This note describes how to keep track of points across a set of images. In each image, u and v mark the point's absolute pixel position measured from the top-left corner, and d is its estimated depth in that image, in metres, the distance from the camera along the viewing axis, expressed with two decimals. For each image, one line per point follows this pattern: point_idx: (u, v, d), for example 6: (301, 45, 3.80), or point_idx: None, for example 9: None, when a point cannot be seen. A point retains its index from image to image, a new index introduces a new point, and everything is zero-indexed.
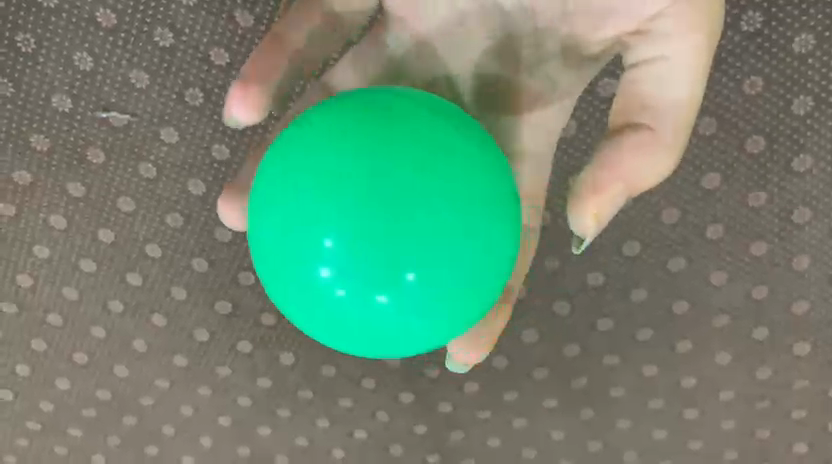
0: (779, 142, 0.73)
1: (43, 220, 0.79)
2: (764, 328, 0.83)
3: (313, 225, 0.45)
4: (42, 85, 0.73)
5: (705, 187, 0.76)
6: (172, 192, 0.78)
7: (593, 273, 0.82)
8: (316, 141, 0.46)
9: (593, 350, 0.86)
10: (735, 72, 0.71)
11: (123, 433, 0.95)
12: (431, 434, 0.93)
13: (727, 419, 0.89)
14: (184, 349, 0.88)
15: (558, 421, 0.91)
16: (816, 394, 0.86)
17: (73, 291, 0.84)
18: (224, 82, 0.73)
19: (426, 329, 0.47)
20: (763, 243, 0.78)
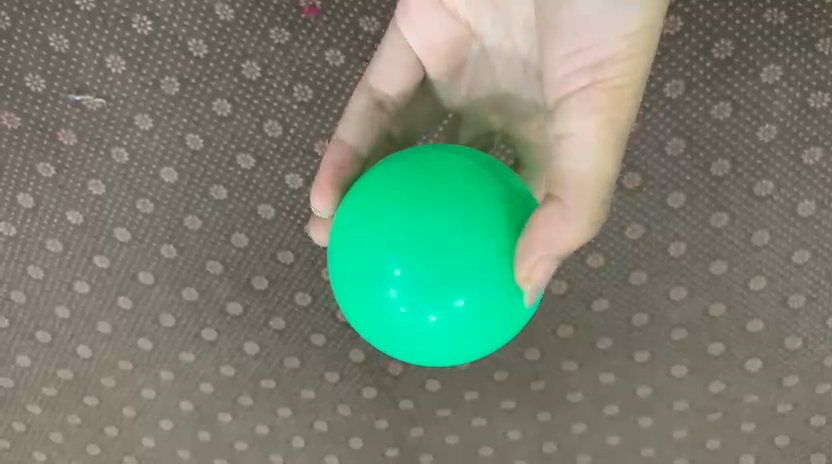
0: (743, 167, 0.75)
1: (11, 197, 0.79)
2: (720, 344, 0.84)
3: (379, 245, 0.48)
4: (15, 63, 0.72)
5: (670, 205, 0.78)
6: (144, 178, 0.78)
7: (556, 281, 0.83)
8: (387, 171, 0.51)
9: (552, 357, 0.89)
10: (704, 95, 0.73)
11: (82, 413, 0.95)
12: (391, 429, 0.93)
13: (680, 428, 0.91)
14: (149, 333, 0.88)
15: (515, 421, 0.93)
16: (766, 410, 0.87)
17: (38, 271, 0.84)
18: (201, 73, 0.73)
19: (467, 348, 0.51)
20: (723, 262, 0.80)
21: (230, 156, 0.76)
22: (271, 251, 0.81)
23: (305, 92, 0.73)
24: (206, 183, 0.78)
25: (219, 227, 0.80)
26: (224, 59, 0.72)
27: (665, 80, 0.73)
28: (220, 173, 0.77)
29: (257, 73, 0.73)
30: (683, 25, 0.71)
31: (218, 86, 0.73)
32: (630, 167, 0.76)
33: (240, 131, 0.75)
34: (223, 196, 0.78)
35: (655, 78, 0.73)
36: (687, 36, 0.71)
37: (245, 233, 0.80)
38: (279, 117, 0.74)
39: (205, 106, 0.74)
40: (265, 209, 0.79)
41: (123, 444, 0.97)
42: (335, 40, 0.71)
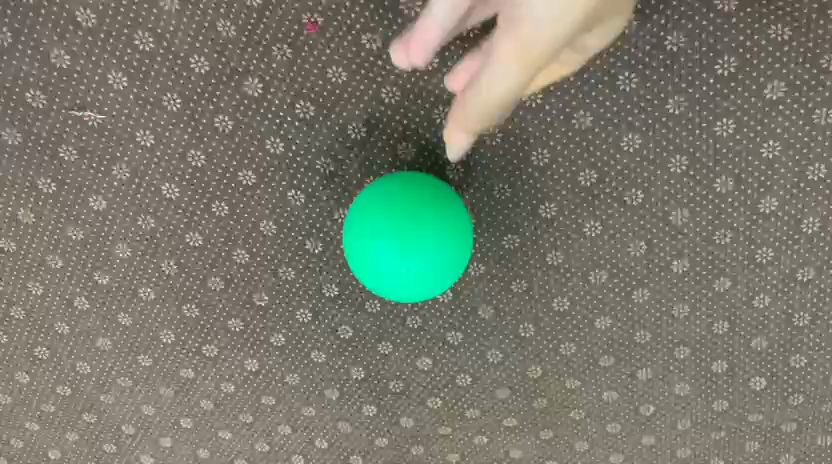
0: (773, 182, 0.69)
1: (11, 213, 0.77)
2: (761, 378, 0.81)
3: (372, 229, 0.63)
4: (17, 79, 0.69)
5: (672, 222, 0.72)
6: (145, 195, 0.75)
7: (558, 298, 0.77)
8: (377, 183, 0.65)
9: (559, 371, 0.83)
10: (718, 108, 0.66)
11: (82, 426, 0.94)
12: (391, 445, 0.91)
13: (683, 447, 0.87)
14: (149, 349, 0.86)
15: (518, 441, 0.89)
16: (772, 429, 0.85)
17: (38, 286, 0.82)
18: (203, 91, 0.69)
19: (432, 281, 0.64)
20: (766, 297, 0.75)
21: (231, 173, 0.73)
22: (271, 267, 0.79)
23: (308, 109, 0.69)
24: (207, 198, 0.75)
25: (220, 243, 0.77)
26: (225, 76, 0.68)
27: (669, 96, 0.66)
28: (221, 190, 0.74)
29: (259, 91, 0.68)
30: (719, 23, 0.62)
31: (220, 102, 0.69)
32: (632, 185, 0.70)
33: (242, 148, 0.72)
34: (224, 212, 0.75)
35: (662, 91, 0.66)
36: (721, 36, 0.63)
37: (246, 249, 0.78)
38: (281, 134, 0.71)
39: (208, 122, 0.70)
40: (267, 225, 0.76)
41: (124, 457, 0.97)
42: (338, 57, 0.66)
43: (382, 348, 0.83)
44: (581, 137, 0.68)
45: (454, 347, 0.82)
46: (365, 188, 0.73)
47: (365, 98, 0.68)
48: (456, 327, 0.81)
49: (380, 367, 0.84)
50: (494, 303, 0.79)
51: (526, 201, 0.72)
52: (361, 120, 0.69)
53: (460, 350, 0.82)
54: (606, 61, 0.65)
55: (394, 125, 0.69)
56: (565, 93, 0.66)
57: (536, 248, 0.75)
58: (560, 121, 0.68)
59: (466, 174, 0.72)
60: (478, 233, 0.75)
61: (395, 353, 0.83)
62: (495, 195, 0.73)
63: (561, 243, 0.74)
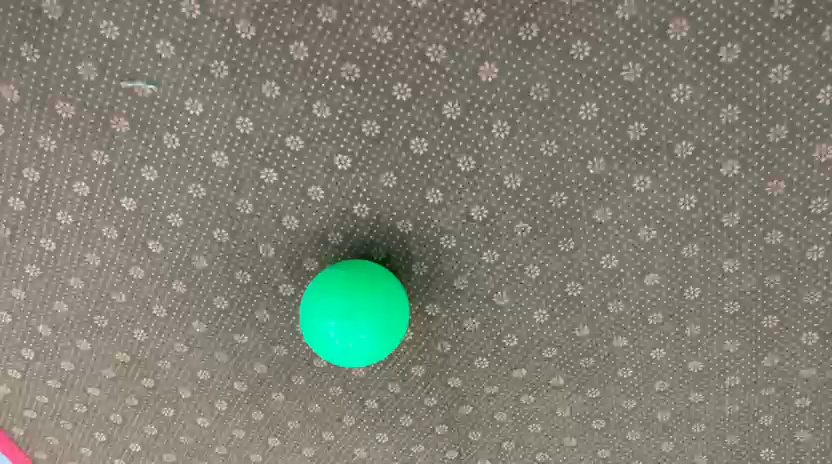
0: (801, 132, 0.72)
1: (68, 185, 0.83)
2: (773, 316, 0.86)
3: (324, 308, 0.75)
4: (68, 52, 0.73)
5: (723, 174, 0.75)
6: (196, 164, 0.81)
7: (607, 255, 0.84)
8: (328, 272, 0.79)
9: (603, 331, 0.90)
10: (760, 61, 0.68)
11: (138, 393, 1.05)
12: (441, 407, 1.01)
13: (697, 392, 0.95)
14: (202, 315, 0.95)
15: (566, 398, 0.98)
16: (788, 374, 0.91)
17: (95, 257, 0.90)
18: (249, 56, 0.72)
19: (376, 351, 0.77)
20: (777, 232, 0.79)
21: (279, 139, 0.78)
22: (321, 234, 0.85)
23: (353, 71, 0.72)
24: (258, 164, 0.80)
25: (270, 210, 0.84)
26: (271, 40, 0.71)
27: (721, 44, 0.67)
28: (270, 157, 0.79)
29: (305, 54, 0.72)
30: None
31: (267, 68, 0.73)
32: (682, 137, 0.74)
33: (291, 113, 0.76)
34: (274, 179, 0.81)
35: (711, 42, 0.67)
36: None
37: (295, 214, 0.84)
38: (327, 98, 0.75)
39: (255, 88, 0.74)
40: (315, 190, 0.81)
41: (180, 420, 1.08)
42: (383, 16, 0.69)
43: (430, 309, 0.91)
44: (629, 89, 0.71)
45: (501, 308, 0.90)
46: (411, 149, 0.77)
47: (411, 58, 0.71)
48: (504, 287, 0.88)
49: (432, 329, 0.93)
50: (541, 262, 0.85)
51: (574, 157, 0.76)
52: (406, 80, 0.73)
53: (507, 311, 0.90)
54: (657, 21, 0.67)
55: (438, 86, 0.73)
56: (603, 52, 0.69)
57: (584, 205, 0.80)
58: (608, 74, 0.70)
59: (511, 134, 0.75)
60: (526, 193, 0.79)
61: (442, 315, 0.92)
62: (542, 151, 0.76)
63: (607, 198, 0.79)
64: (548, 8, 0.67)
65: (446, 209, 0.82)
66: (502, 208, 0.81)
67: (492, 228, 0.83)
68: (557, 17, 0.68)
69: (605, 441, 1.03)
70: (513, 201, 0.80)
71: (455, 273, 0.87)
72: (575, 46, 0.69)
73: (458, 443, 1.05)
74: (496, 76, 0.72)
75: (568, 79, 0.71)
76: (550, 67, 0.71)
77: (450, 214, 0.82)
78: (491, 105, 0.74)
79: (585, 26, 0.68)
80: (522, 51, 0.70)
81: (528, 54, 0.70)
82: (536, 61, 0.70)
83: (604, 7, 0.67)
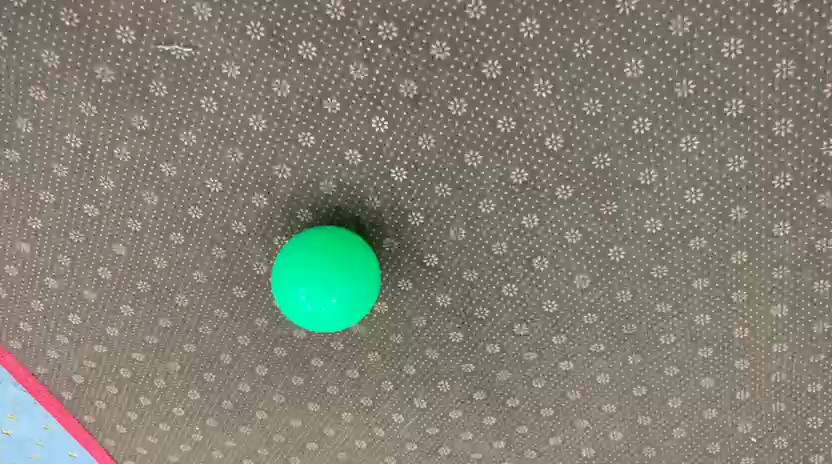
0: (755, 54, 0.84)
1: (127, 118, 1.01)
2: (741, 209, 0.97)
3: (298, 278, 0.90)
4: (106, 17, 0.91)
5: (682, 146, 0.93)
6: (232, 125, 0.99)
7: (599, 155, 0.95)
8: (304, 243, 0.92)
9: (593, 237, 1.03)
10: (719, 14, 0.82)
11: (197, 330, 1.26)
12: (465, 341, 1.20)
13: (662, 302, 1.09)
14: (221, 239, 1.12)
15: (588, 338, 1.16)
16: (755, 276, 1.04)
17: (151, 196, 1.09)
18: (286, 16, 0.88)
19: (346, 314, 0.91)
20: (741, 159, 0.93)
21: (317, 100, 0.95)
22: (358, 193, 1.04)
23: (391, 30, 0.88)
24: (295, 127, 0.98)
25: (307, 174, 1.02)
26: (310, 2, 0.86)
27: (682, 8, 0.82)
28: (307, 119, 0.97)
29: (342, 13, 0.87)
30: None
31: (304, 29, 0.89)
32: (679, 75, 0.87)
33: (326, 80, 0.93)
34: (311, 141, 0.99)
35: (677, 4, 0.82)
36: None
37: (332, 179, 1.03)
38: (363, 54, 0.90)
39: (292, 49, 0.91)
40: (352, 153, 0.99)
41: (235, 356, 1.29)
42: (401, 9, 0.86)
43: (456, 233, 1.06)
44: (626, 22, 0.84)
45: (527, 229, 1.04)
46: (401, 93, 0.93)
47: (435, 17, 0.86)
48: (532, 210, 1.02)
49: (459, 254, 1.08)
50: (550, 183, 0.99)
51: (567, 98, 0.91)
52: (419, 44, 0.88)
53: (508, 254, 1.07)
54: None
55: (443, 27, 0.87)
56: (584, 8, 0.83)
57: (558, 146, 0.95)
58: (602, 16, 0.83)
59: (503, 71, 0.89)
60: (525, 124, 0.93)
61: (468, 238, 1.06)
62: (537, 93, 0.90)
63: (592, 134, 0.93)
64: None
65: (449, 141, 0.96)
66: (516, 137, 0.95)
67: (493, 157, 0.97)
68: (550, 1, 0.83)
69: (591, 366, 1.19)
70: (518, 141, 0.95)
71: (481, 195, 1.01)
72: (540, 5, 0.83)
73: (478, 356, 1.21)
74: (484, 14, 0.85)
75: (557, 21, 0.85)
76: (542, 5, 0.83)
77: (449, 162, 0.98)
78: (494, 43, 0.87)
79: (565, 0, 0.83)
80: (513, 11, 0.84)
81: (504, 16, 0.85)
82: (527, 8, 0.84)
83: None
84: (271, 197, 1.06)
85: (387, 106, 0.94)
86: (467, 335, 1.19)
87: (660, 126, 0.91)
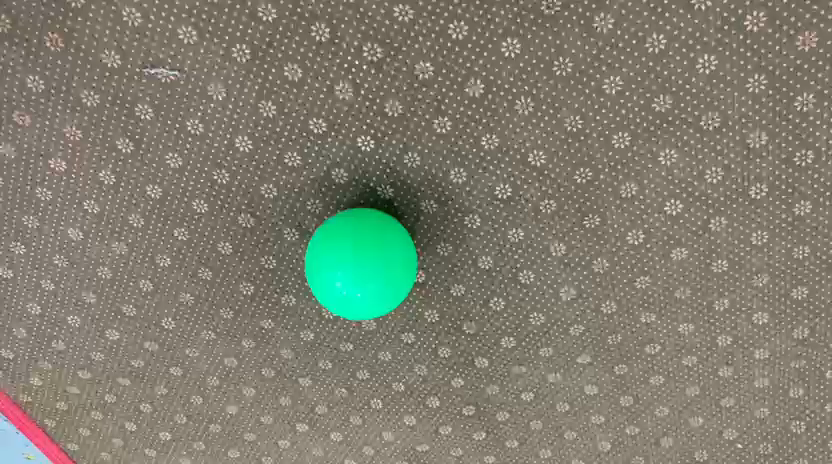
0: (829, 100, 0.71)
1: (93, 175, 0.84)
2: (803, 288, 0.85)
3: (331, 264, 0.75)
4: (28, 20, 0.72)
5: (742, 182, 0.77)
6: (198, 181, 0.83)
7: (633, 231, 0.83)
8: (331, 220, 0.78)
9: (631, 307, 0.90)
10: (788, 27, 0.67)
11: (167, 402, 1.09)
12: (477, 414, 1.04)
13: (725, 365, 0.95)
14: (192, 289, 0.94)
15: (621, 391, 0.99)
16: (817, 345, 0.91)
17: (106, 272, 0.94)
18: (271, 39, 0.72)
19: (392, 296, 0.77)
20: (807, 203, 0.78)
21: (301, 121, 0.78)
22: None
23: (375, 50, 0.72)
24: (278, 150, 0.80)
25: (294, 218, 0.86)
26: (294, 24, 0.71)
27: (746, 13, 0.66)
28: (287, 141, 0.79)
29: (327, 35, 0.71)
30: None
31: (289, 51, 0.73)
32: (708, 109, 0.73)
33: (310, 96, 0.76)
34: (294, 164, 0.81)
35: (734, 12, 0.66)
36: None
37: (322, 224, 0.86)
38: (350, 79, 0.74)
39: (277, 71, 0.74)
40: (338, 174, 0.82)
41: (214, 419, 1.11)
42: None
43: (455, 290, 0.92)
44: (654, 62, 0.70)
45: (526, 287, 0.90)
46: (433, 128, 0.77)
47: (434, 35, 0.71)
48: (529, 267, 0.88)
49: (456, 310, 0.93)
50: (567, 241, 0.85)
51: (597, 133, 0.75)
52: (428, 59, 0.72)
53: (531, 288, 0.90)
54: None
55: (461, 64, 0.72)
56: (626, 24, 0.68)
57: (609, 183, 0.79)
58: (632, 47, 0.70)
59: (535, 109, 0.74)
60: (551, 169, 0.79)
61: (469, 289, 0.91)
62: (567, 127, 0.75)
63: (634, 174, 0.78)
64: None
65: (467, 191, 0.82)
66: (527, 187, 0.80)
67: (516, 207, 0.82)
68: None
69: (636, 418, 1.02)
70: (538, 178, 0.80)
71: (502, 231, 0.85)
72: (599, 19, 0.68)
73: (485, 423, 1.05)
74: (518, 53, 0.71)
75: (593, 52, 0.70)
76: (574, 42, 0.70)
77: (477, 193, 0.82)
78: (513, 81, 0.73)
79: None
80: (543, 26, 0.69)
81: None
82: (558, 35, 0.70)
83: None
84: (245, 247, 0.89)
85: (381, 130, 0.78)
86: (478, 383, 1.01)
87: (722, 134, 0.74)
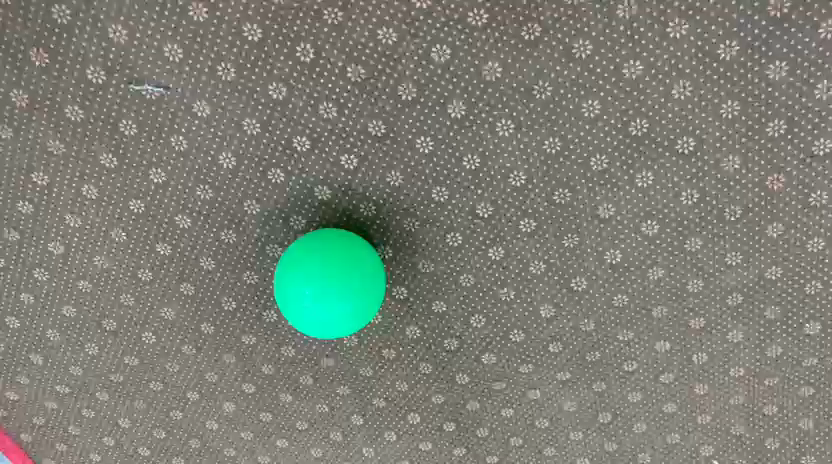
0: (800, 126, 0.73)
1: (76, 189, 0.84)
2: (776, 308, 0.87)
3: (299, 280, 0.76)
4: (16, 36, 0.73)
5: (717, 203, 0.79)
6: (182, 196, 0.84)
7: (611, 251, 0.84)
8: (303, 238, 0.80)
9: (609, 325, 0.91)
10: (758, 56, 0.69)
11: (147, 415, 1.08)
12: (457, 431, 1.05)
13: (701, 384, 0.96)
14: (172, 302, 0.94)
15: (600, 407, 1.00)
16: (791, 364, 0.93)
17: (87, 285, 0.93)
18: (256, 58, 0.73)
19: (357, 320, 0.78)
20: (780, 225, 0.80)
21: (286, 140, 0.78)
22: None
23: (359, 72, 0.73)
24: (263, 167, 0.81)
25: (277, 234, 0.87)
26: (278, 43, 0.72)
27: (719, 41, 0.68)
28: (273, 157, 0.80)
29: (311, 55, 0.73)
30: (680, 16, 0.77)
31: (274, 70, 0.74)
32: (683, 132, 0.74)
33: (295, 115, 0.77)
34: (279, 181, 0.82)
35: (709, 40, 0.69)
36: None
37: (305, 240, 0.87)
38: (334, 99, 0.75)
39: (262, 90, 0.75)
40: (322, 190, 0.82)
41: (193, 434, 1.10)
42: (389, 17, 0.70)
43: (436, 307, 0.92)
44: (631, 87, 0.72)
45: (506, 304, 0.91)
46: (416, 149, 0.78)
47: (416, 58, 0.72)
48: (509, 284, 0.89)
49: (438, 326, 0.94)
50: (545, 258, 0.86)
51: (576, 154, 0.77)
52: (410, 81, 0.73)
53: (513, 305, 0.91)
54: (658, 14, 0.68)
55: (444, 86, 0.73)
56: (604, 50, 0.70)
57: (587, 203, 0.81)
58: (609, 72, 0.71)
59: (516, 130, 0.76)
60: (531, 189, 0.80)
61: (451, 306, 0.92)
62: (546, 149, 0.77)
63: (612, 194, 0.79)
64: (550, 8, 0.68)
65: (449, 209, 0.83)
66: (507, 206, 0.82)
67: (497, 225, 0.83)
68: (565, 12, 0.68)
69: (613, 436, 1.04)
70: (518, 198, 0.81)
71: (484, 248, 0.86)
72: (578, 45, 0.70)
73: (466, 439, 1.06)
74: (499, 77, 0.72)
75: (572, 76, 0.72)
76: (554, 67, 0.71)
77: (458, 212, 0.83)
78: (495, 103, 0.74)
79: (585, 25, 0.69)
80: (526, 50, 0.71)
81: None
82: (539, 60, 0.71)
83: (605, 6, 0.68)
84: (228, 262, 0.90)
85: (365, 148, 0.79)
86: (459, 399, 1.01)
87: (698, 157, 0.76)
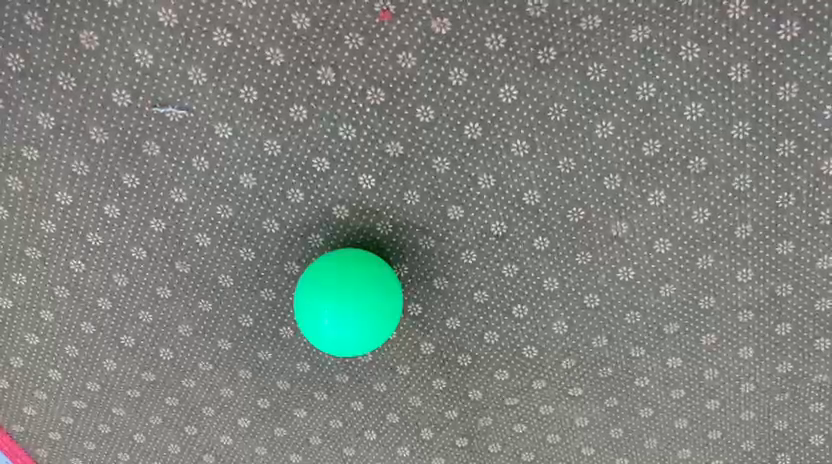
0: (810, 146, 0.74)
1: (98, 208, 0.86)
2: (786, 324, 0.88)
3: (317, 300, 0.78)
4: (45, 61, 0.75)
5: (728, 221, 0.80)
6: (203, 215, 0.85)
7: (623, 269, 0.86)
8: (322, 259, 0.82)
9: (621, 342, 0.93)
10: (769, 78, 0.71)
11: (162, 430, 1.09)
12: (470, 446, 1.06)
13: (712, 399, 0.97)
14: (189, 319, 0.96)
15: (612, 421, 1.01)
16: (801, 380, 0.93)
17: (106, 302, 0.95)
18: (278, 81, 0.75)
19: (373, 339, 0.79)
20: (790, 243, 0.81)
21: (305, 160, 0.80)
22: None
23: (378, 95, 0.75)
24: (282, 187, 0.82)
25: (295, 252, 0.88)
26: (300, 67, 0.74)
27: (730, 64, 0.70)
28: (292, 178, 0.82)
29: (332, 79, 0.74)
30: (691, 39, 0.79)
31: (295, 92, 0.76)
32: (695, 153, 0.76)
33: (314, 136, 0.78)
34: (297, 200, 0.84)
35: (720, 63, 0.70)
36: None
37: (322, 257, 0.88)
38: (353, 121, 0.77)
39: (283, 112, 0.77)
40: (340, 209, 0.84)
41: (207, 448, 1.11)
42: (408, 42, 0.72)
43: (450, 323, 0.94)
44: (644, 108, 0.74)
45: (520, 321, 0.92)
46: (433, 169, 0.80)
47: (434, 81, 0.74)
48: (522, 301, 0.90)
49: (452, 342, 0.95)
50: (558, 275, 0.87)
51: (590, 174, 0.79)
52: (428, 103, 0.75)
53: (526, 322, 0.92)
54: (670, 38, 0.70)
55: (460, 108, 0.75)
56: (618, 73, 0.72)
57: (600, 222, 0.82)
58: (623, 94, 0.73)
59: (531, 151, 0.78)
60: (545, 208, 0.82)
61: (466, 322, 0.93)
62: (560, 169, 0.78)
63: (625, 213, 0.81)
64: (566, 33, 0.70)
65: (465, 228, 0.84)
66: (521, 224, 0.83)
67: (512, 243, 0.85)
68: (581, 36, 0.70)
69: (624, 450, 1.05)
70: (532, 216, 0.82)
71: (499, 266, 0.87)
72: (592, 68, 0.72)
73: (478, 454, 1.07)
74: (515, 99, 0.74)
75: (586, 99, 0.74)
76: (569, 89, 0.73)
77: (473, 230, 0.84)
78: (511, 124, 0.76)
79: (600, 49, 0.71)
80: (542, 74, 0.73)
81: None
82: (554, 82, 0.73)
83: (619, 31, 0.70)
84: (246, 278, 0.91)
85: (383, 168, 0.80)
86: (473, 415, 1.02)
87: (710, 177, 0.77)
